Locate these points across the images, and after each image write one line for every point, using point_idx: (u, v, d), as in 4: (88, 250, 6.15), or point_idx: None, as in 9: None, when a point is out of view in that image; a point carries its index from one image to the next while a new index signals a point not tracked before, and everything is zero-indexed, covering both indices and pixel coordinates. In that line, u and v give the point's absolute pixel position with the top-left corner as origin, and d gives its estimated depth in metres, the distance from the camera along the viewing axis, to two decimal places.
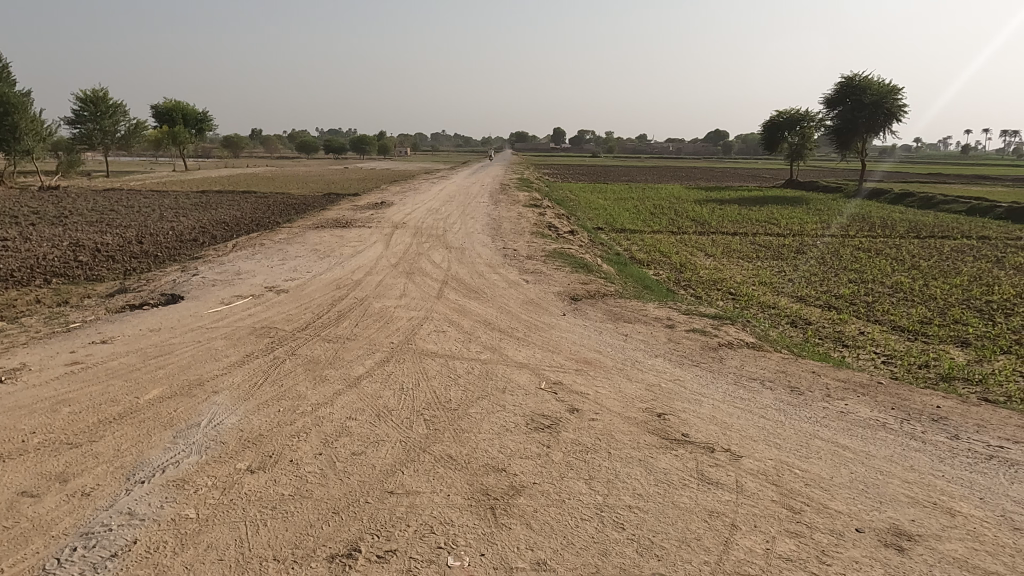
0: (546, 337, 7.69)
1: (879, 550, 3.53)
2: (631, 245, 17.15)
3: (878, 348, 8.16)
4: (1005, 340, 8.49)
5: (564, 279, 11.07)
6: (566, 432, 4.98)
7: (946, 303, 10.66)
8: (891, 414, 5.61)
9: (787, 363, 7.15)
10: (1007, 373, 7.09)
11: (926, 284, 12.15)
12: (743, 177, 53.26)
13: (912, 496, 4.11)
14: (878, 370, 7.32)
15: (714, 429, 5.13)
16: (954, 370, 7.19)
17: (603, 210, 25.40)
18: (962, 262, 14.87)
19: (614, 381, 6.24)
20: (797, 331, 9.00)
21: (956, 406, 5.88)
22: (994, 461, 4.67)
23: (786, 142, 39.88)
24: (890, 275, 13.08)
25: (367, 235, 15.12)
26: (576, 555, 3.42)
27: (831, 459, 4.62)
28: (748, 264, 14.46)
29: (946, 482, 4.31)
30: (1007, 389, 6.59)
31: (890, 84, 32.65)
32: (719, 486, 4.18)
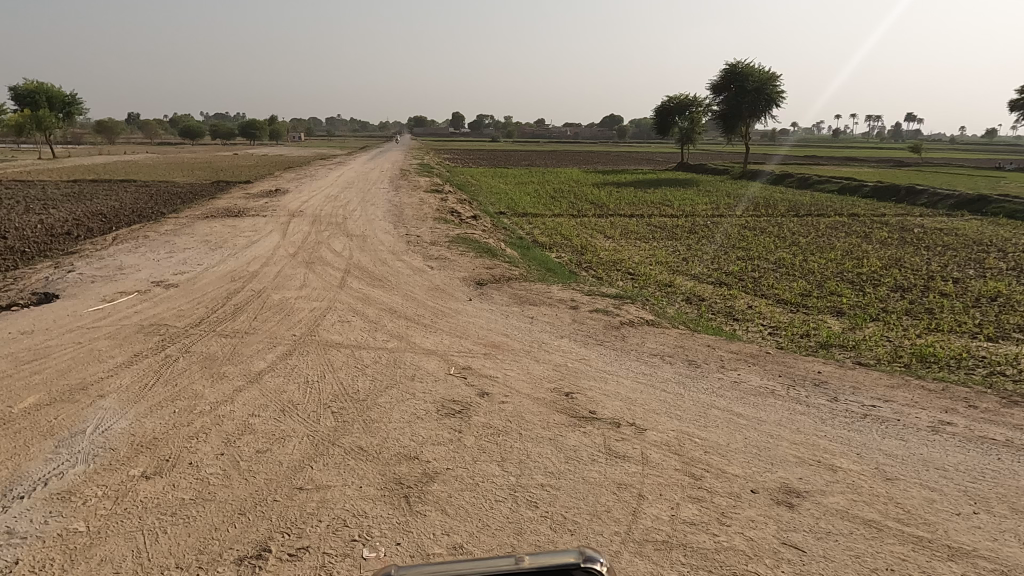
0: (453, 323, 7.68)
1: (772, 508, 3.79)
2: (534, 228, 17.35)
3: (765, 320, 8.71)
4: (875, 308, 9.28)
5: (469, 265, 11.07)
6: (477, 416, 5.01)
7: (823, 277, 11.50)
8: (778, 381, 6.01)
9: (684, 337, 7.51)
10: (876, 339, 7.75)
11: (806, 259, 13.03)
12: (637, 160, 55.03)
13: (798, 456, 4.44)
14: (765, 341, 7.82)
15: (619, 404, 5.33)
16: (831, 337, 7.80)
17: (505, 194, 25.58)
18: (836, 237, 16.04)
19: (522, 363, 6.33)
20: (692, 307, 9.45)
21: (834, 370, 6.40)
22: (868, 419, 5.11)
23: (676, 126, 41.41)
24: (773, 252, 13.93)
25: (262, 224, 14.49)
26: (491, 536, 3.47)
27: (727, 427, 4.90)
28: (645, 245, 15.00)
29: (828, 441, 4.68)
30: (877, 353, 7.21)
31: (769, 71, 34.63)
32: (626, 459, 4.35)
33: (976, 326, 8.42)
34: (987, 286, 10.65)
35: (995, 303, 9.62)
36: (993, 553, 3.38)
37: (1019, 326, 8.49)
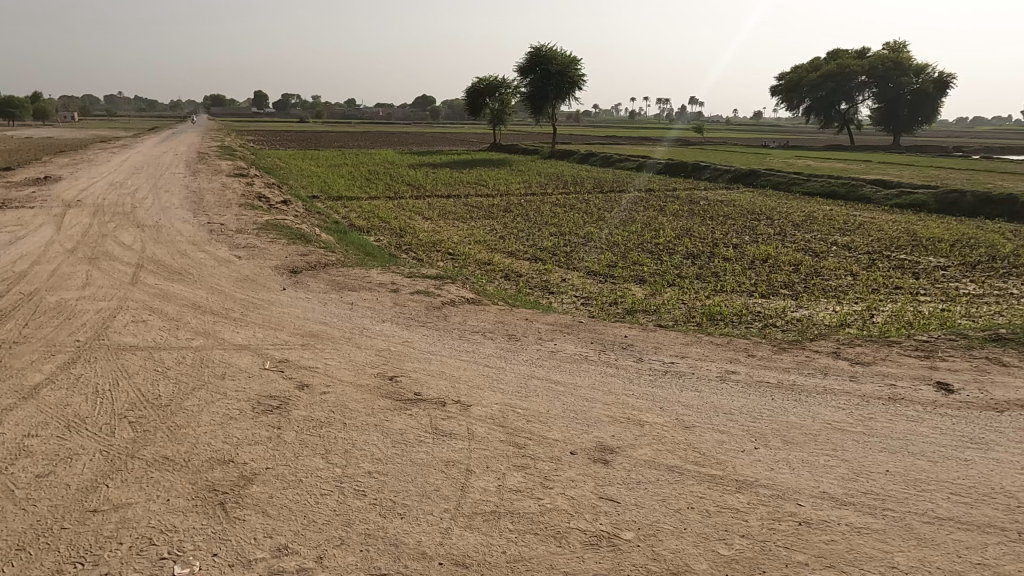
0: (266, 315, 7.25)
1: (590, 466, 4.05)
2: (349, 212, 16.84)
3: (578, 292, 9.22)
4: (671, 275, 10.20)
5: (281, 252, 10.49)
6: (296, 410, 4.80)
7: (626, 248, 12.41)
8: (590, 348, 6.42)
9: (503, 313, 7.74)
10: (674, 303, 8.53)
11: (611, 233, 13.98)
12: (451, 141, 55.40)
13: (610, 415, 4.79)
14: (579, 311, 8.28)
15: (443, 383, 5.38)
16: (636, 304, 8.46)
17: (317, 177, 24.54)
18: (636, 211, 17.37)
19: (343, 351, 6.15)
20: (511, 283, 9.75)
21: (638, 333, 6.97)
22: (668, 375, 5.64)
23: (487, 107, 42.19)
24: (583, 227, 14.77)
25: (28, 217, 12.59)
26: (318, 532, 3.35)
27: (546, 395, 5.14)
28: (463, 225, 15.18)
29: (636, 399, 5.09)
30: (675, 315, 7.94)
31: (570, 56, 36.40)
32: (452, 437, 4.41)
33: (753, 286, 9.58)
34: (760, 250, 12.14)
35: (766, 265, 11.01)
36: (771, 480, 3.89)
37: (785, 284, 9.80)
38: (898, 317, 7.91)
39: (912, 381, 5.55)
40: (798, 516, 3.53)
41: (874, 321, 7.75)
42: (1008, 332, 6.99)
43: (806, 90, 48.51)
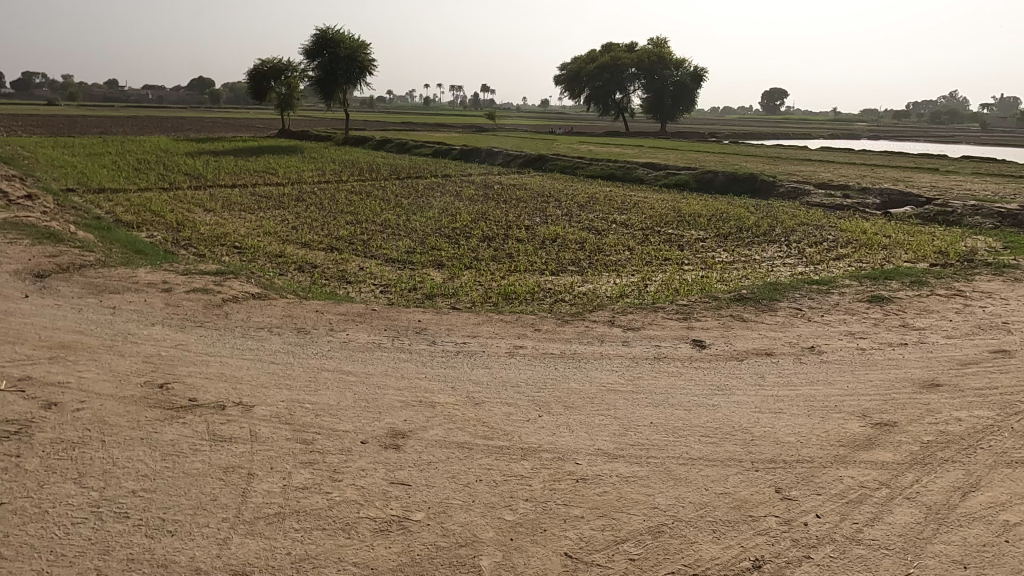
0: (2, 327, 6.22)
1: (381, 453, 4.01)
2: (113, 206, 14.97)
3: (375, 280, 9.06)
4: (468, 258, 10.40)
5: (22, 254, 9.04)
6: (42, 433, 4.18)
7: (424, 234, 12.43)
8: (384, 335, 6.35)
9: (292, 306, 7.38)
10: (471, 285, 8.72)
11: (408, 219, 13.92)
12: (234, 126, 51.45)
13: (402, 400, 4.78)
14: (376, 299, 8.14)
15: (223, 385, 5.00)
16: (434, 288, 8.51)
17: (70, 168, 21.50)
18: (433, 197, 17.46)
19: (103, 361, 5.47)
20: (304, 275, 9.32)
21: (432, 317, 7.03)
22: (460, 355, 5.77)
23: (273, 92, 39.60)
24: (380, 214, 14.54)
25: None
26: (68, 567, 2.96)
27: (337, 387, 5.00)
28: (250, 216, 14.21)
29: (428, 381, 5.13)
30: (472, 297, 8.12)
31: (359, 40, 35.42)
32: (233, 441, 4.13)
33: (544, 265, 10.09)
34: (549, 231, 12.82)
35: (555, 244, 11.66)
36: (552, 444, 4.15)
37: (573, 261, 10.44)
38: (667, 285, 8.79)
39: (673, 341, 6.23)
40: (575, 474, 3.81)
41: (647, 290, 8.53)
42: (749, 293, 8.10)
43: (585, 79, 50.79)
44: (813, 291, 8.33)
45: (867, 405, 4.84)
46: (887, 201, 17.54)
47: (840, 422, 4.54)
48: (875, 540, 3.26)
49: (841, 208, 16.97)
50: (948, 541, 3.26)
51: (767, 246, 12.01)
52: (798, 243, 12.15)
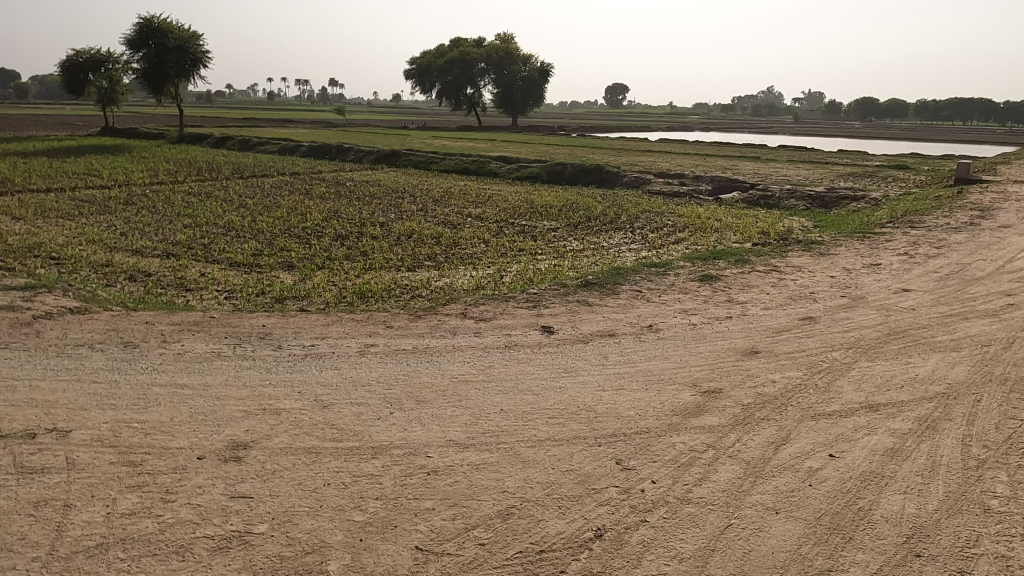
0: None
1: (220, 467, 3.79)
2: None
3: (219, 286, 8.50)
4: (320, 258, 10.05)
5: None
6: None
7: (272, 235, 11.84)
8: (224, 343, 5.99)
9: (119, 319, 6.75)
10: (324, 285, 8.43)
11: (254, 220, 13.20)
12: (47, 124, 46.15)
13: (243, 409, 4.54)
14: (221, 305, 7.64)
15: (34, 412, 4.49)
16: (284, 290, 8.13)
17: None
18: (281, 196, 16.67)
19: None
20: (137, 285, 8.56)
21: (277, 321, 6.73)
22: (308, 358, 5.57)
23: (92, 86, 35.77)
24: (222, 216, 13.66)
25: None
26: None
27: (169, 402, 4.65)
28: (70, 223, 12.82)
29: (272, 388, 4.91)
30: (325, 297, 7.85)
31: (190, 31, 32.95)
32: (47, 472, 3.72)
33: (399, 261, 9.95)
34: (404, 227, 12.67)
35: (411, 240, 11.56)
36: (403, 440, 4.12)
37: (429, 256, 10.39)
38: (521, 275, 8.98)
39: (523, 329, 6.40)
40: (426, 467, 3.82)
41: (503, 281, 8.66)
42: (595, 278, 8.49)
43: (435, 74, 50.39)
44: (653, 274, 8.88)
45: (696, 375, 5.25)
46: (717, 188, 19.06)
47: (673, 393, 4.89)
48: (702, 498, 3.55)
49: (678, 196, 18.22)
50: (763, 491, 3.63)
51: (614, 233, 12.63)
52: (641, 229, 12.89)
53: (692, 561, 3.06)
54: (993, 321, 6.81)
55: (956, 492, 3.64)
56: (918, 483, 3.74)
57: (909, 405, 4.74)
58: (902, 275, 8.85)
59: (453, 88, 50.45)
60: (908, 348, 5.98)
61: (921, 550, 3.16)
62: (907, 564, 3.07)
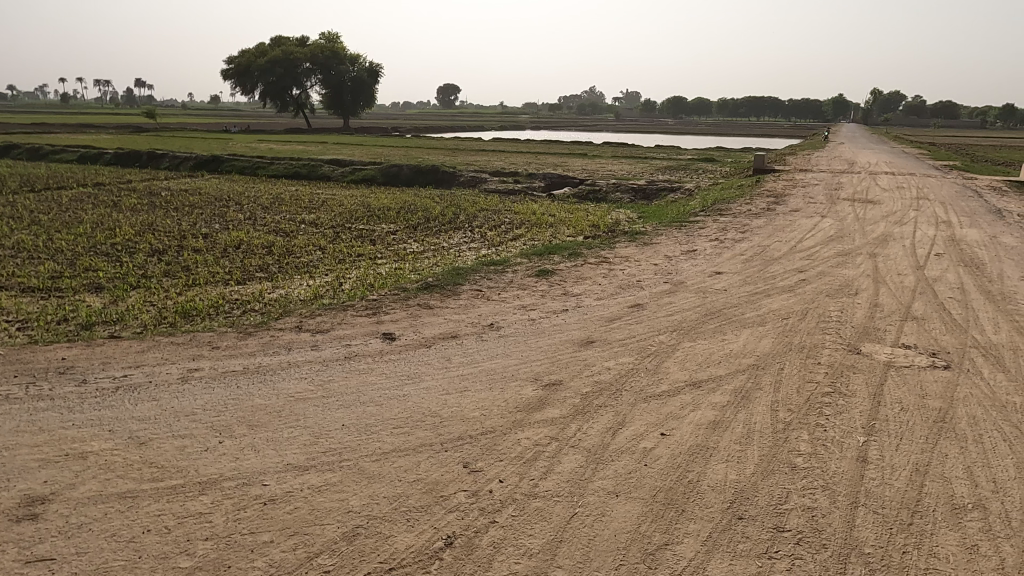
0: None
1: (12, 529, 3.28)
2: None
3: (9, 316, 7.41)
4: (133, 277, 9.09)
5: None
6: None
7: (73, 254, 10.54)
8: (15, 383, 5.21)
9: None
10: (139, 306, 7.63)
11: (50, 238, 11.68)
12: None
13: (41, 458, 3.97)
14: (11, 338, 6.65)
15: None
16: (91, 315, 7.25)
17: None
18: (82, 210, 14.92)
19: None
20: None
21: (82, 351, 5.98)
22: (121, 391, 4.99)
23: None
24: (9, 235, 11.94)
25: None
26: None
27: None
28: None
29: (76, 429, 4.34)
30: (141, 320, 7.11)
31: None
32: None
33: (227, 274, 9.27)
34: (231, 237, 11.83)
35: (239, 251, 10.82)
36: (235, 471, 3.82)
37: (260, 267, 9.77)
38: (361, 281, 8.71)
39: (364, 338, 6.20)
40: (262, 496, 3.56)
41: (341, 288, 8.34)
42: (435, 280, 8.44)
43: (255, 74, 47.60)
44: (492, 272, 9.01)
45: (537, 369, 5.38)
46: (549, 184, 19.77)
47: (516, 390, 4.97)
48: (548, 491, 3.63)
49: (514, 193, 18.65)
50: (603, 477, 3.78)
51: (453, 232, 12.67)
52: (480, 228, 13.03)
53: (541, 555, 3.11)
54: (790, 295, 7.65)
55: (768, 455, 4.03)
56: (737, 450, 4.09)
57: (726, 379, 5.19)
58: (716, 259, 9.70)
59: (277, 88, 47.86)
60: (723, 327, 6.55)
61: (742, 513, 3.45)
62: (732, 527, 3.34)
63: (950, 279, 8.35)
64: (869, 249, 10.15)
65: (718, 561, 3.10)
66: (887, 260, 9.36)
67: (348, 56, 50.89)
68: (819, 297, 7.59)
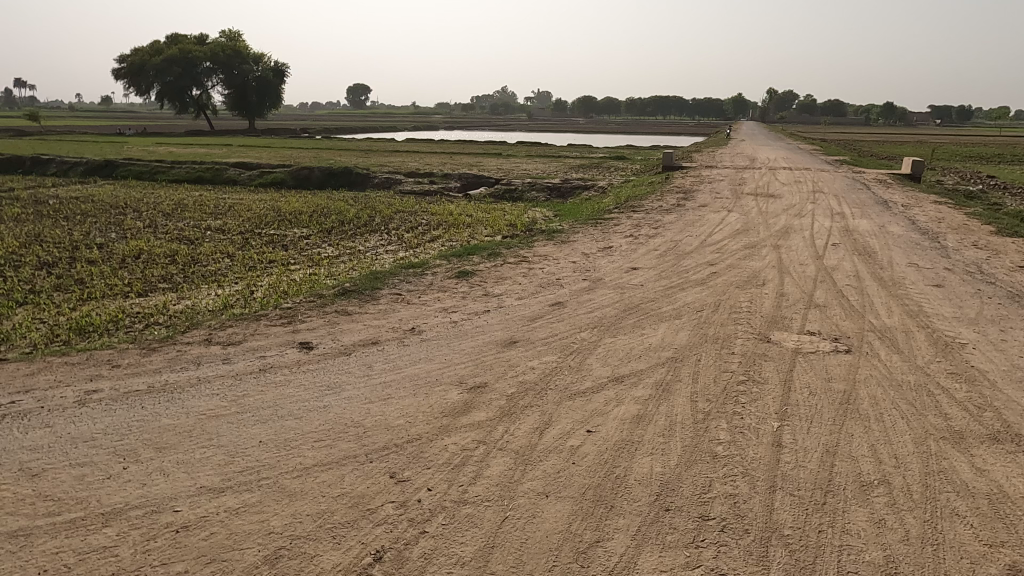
0: None
1: None
2: None
3: None
4: (19, 292, 8.39)
5: None
6: None
7: None
8: None
9: None
10: (28, 323, 7.05)
11: None
12: None
13: None
14: None
15: None
16: None
17: None
18: None
19: None
20: None
21: None
22: (8, 419, 4.58)
23: None
24: None
25: None
26: None
27: None
28: None
29: None
30: (31, 339, 6.57)
31: None
32: None
33: (126, 286, 8.70)
34: (129, 246, 11.12)
35: (139, 260, 10.19)
36: (143, 498, 3.56)
37: (164, 277, 9.24)
38: (274, 288, 8.37)
39: (278, 348, 5.95)
40: (175, 523, 3.34)
41: (253, 296, 7.99)
42: (353, 285, 8.23)
43: (151, 73, 45.02)
44: (411, 274, 8.87)
45: (461, 373, 5.32)
46: (465, 184, 19.70)
47: (441, 394, 4.89)
48: (478, 496, 3.59)
49: (429, 194, 18.45)
50: (532, 478, 3.77)
51: (369, 235, 12.41)
52: (396, 230, 12.81)
53: (474, 563, 3.06)
54: (703, 288, 7.92)
55: (690, 445, 4.13)
56: (661, 443, 4.17)
57: (647, 373, 5.30)
58: (631, 255, 9.92)
59: (175, 88, 45.43)
60: (641, 321, 6.70)
61: (669, 504, 3.52)
62: (659, 519, 3.40)
63: (846, 267, 8.88)
64: (773, 241, 10.65)
65: (649, 554, 3.14)
66: (789, 251, 9.85)
67: (252, 55, 49.18)
68: (730, 289, 7.89)
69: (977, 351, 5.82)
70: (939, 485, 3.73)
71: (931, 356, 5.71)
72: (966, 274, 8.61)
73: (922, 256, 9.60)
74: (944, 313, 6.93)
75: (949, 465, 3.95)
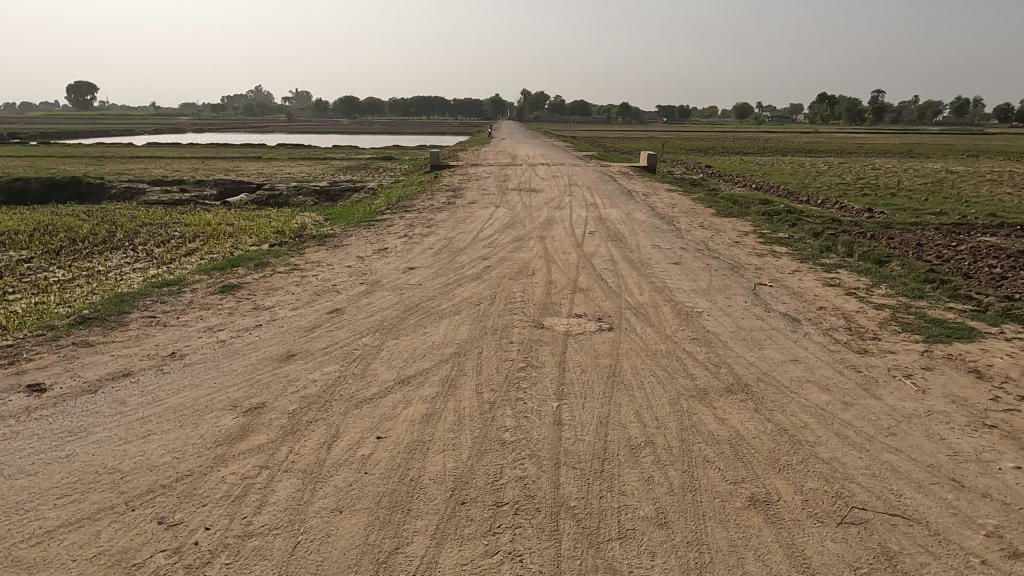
0: None
1: None
2: None
3: None
4: None
5: None
6: None
7: None
8: None
9: None
10: None
11: None
12: None
13: None
14: None
15: None
16: None
17: None
18: None
19: None
20: None
21: None
22: None
23: None
24: None
25: None
26: None
27: None
28: None
29: None
30: None
31: None
32: None
33: None
34: None
35: None
36: None
37: None
38: None
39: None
40: None
41: None
42: (93, 311, 7.18)
43: None
44: (164, 294, 7.98)
45: (234, 396, 4.89)
46: (222, 191, 18.20)
47: (213, 422, 4.46)
48: (264, 526, 3.33)
49: (180, 203, 16.74)
50: (324, 496, 3.60)
51: (110, 253, 10.92)
52: (144, 246, 11.42)
53: None
54: (479, 282, 8.17)
55: (479, 436, 4.25)
56: (451, 438, 4.23)
57: (432, 371, 5.33)
58: (407, 255, 9.92)
59: None
60: (422, 321, 6.71)
61: (464, 497, 3.58)
62: (457, 513, 3.44)
63: (602, 253, 9.75)
64: (538, 233, 11.33)
65: (449, 550, 3.16)
66: (553, 241, 10.57)
67: None
68: (503, 281, 8.23)
69: (711, 317, 6.74)
70: (691, 438, 4.26)
71: (677, 325, 6.48)
72: (697, 252, 9.93)
73: (662, 238, 10.88)
74: (683, 287, 7.91)
75: (698, 419, 4.52)
